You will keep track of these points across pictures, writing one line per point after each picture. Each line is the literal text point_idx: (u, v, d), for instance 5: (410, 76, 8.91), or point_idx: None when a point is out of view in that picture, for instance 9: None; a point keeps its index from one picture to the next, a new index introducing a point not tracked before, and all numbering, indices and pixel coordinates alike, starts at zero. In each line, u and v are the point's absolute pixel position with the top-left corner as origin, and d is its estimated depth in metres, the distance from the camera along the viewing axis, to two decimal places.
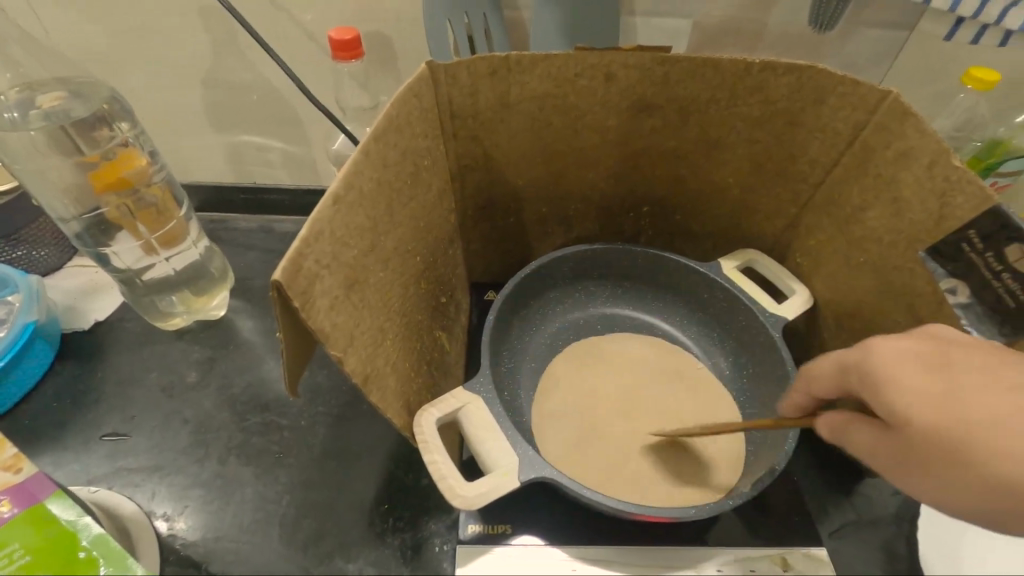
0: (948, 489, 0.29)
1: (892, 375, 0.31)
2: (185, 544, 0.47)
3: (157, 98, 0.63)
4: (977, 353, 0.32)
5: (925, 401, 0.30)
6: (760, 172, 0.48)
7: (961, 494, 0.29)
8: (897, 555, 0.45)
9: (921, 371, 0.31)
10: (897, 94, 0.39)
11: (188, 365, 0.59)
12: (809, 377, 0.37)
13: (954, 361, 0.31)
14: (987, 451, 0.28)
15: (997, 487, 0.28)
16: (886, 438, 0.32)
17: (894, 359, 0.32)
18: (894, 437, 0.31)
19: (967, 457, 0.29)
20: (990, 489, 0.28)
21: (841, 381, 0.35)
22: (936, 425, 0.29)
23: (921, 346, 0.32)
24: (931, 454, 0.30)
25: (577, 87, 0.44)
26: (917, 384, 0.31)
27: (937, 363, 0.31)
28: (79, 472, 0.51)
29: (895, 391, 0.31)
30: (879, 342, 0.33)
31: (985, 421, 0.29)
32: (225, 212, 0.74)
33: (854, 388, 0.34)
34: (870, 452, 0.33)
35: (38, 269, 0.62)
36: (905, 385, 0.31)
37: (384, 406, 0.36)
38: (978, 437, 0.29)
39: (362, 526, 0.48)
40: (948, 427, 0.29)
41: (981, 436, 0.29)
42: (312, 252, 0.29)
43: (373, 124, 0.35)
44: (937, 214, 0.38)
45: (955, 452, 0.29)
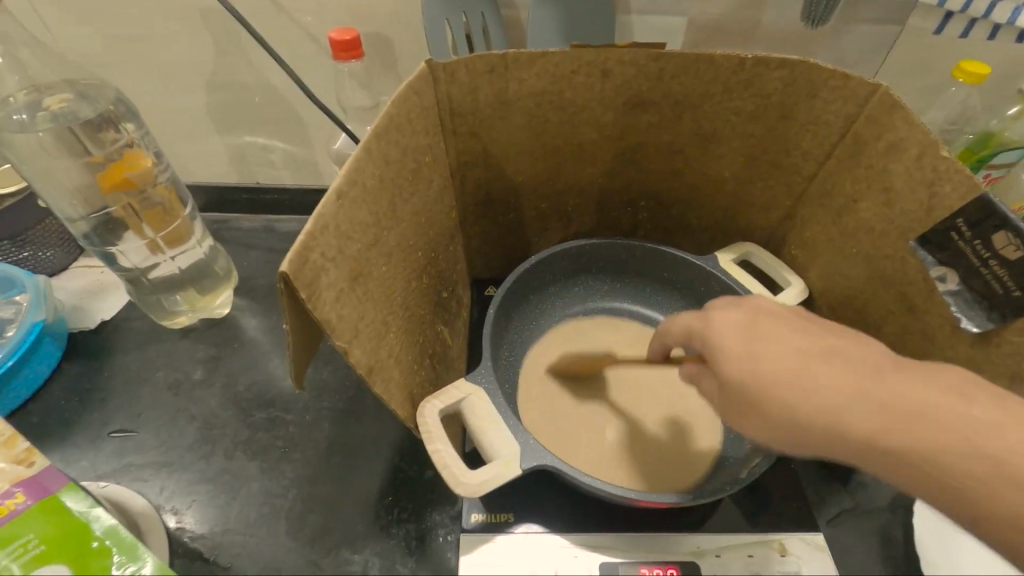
0: (801, 438, 0.32)
1: (742, 347, 0.35)
2: (193, 537, 0.48)
3: (160, 100, 0.64)
4: (782, 319, 0.36)
5: (777, 363, 0.33)
6: (754, 165, 0.49)
7: (809, 443, 0.32)
8: (894, 542, 0.45)
9: (759, 332, 0.35)
10: (887, 87, 0.40)
11: (193, 362, 0.59)
12: (674, 336, 0.41)
13: (776, 327, 0.35)
14: (850, 437, 0.31)
15: (829, 438, 0.31)
16: (724, 395, 0.35)
17: (748, 319, 0.36)
18: (727, 393, 0.35)
19: (778, 409, 0.32)
20: (830, 442, 0.31)
21: (689, 337, 0.40)
22: (790, 389, 0.32)
23: (742, 313, 0.37)
24: (777, 419, 0.33)
25: (574, 84, 0.44)
26: (772, 354, 0.34)
27: (762, 331, 0.35)
28: (88, 468, 0.51)
29: (722, 358, 0.35)
30: (716, 312, 0.38)
31: (813, 376, 0.32)
32: (227, 213, 0.74)
33: (696, 346, 0.39)
34: (750, 425, 0.34)
35: (45, 269, 0.63)
36: (764, 354, 0.34)
37: (387, 397, 0.37)
38: (808, 386, 0.32)
39: (367, 517, 0.49)
40: (778, 396, 0.33)
41: (793, 390, 0.32)
42: (317, 245, 0.30)
43: (374, 122, 0.36)
44: (927, 204, 0.39)
45: (792, 413, 0.32)
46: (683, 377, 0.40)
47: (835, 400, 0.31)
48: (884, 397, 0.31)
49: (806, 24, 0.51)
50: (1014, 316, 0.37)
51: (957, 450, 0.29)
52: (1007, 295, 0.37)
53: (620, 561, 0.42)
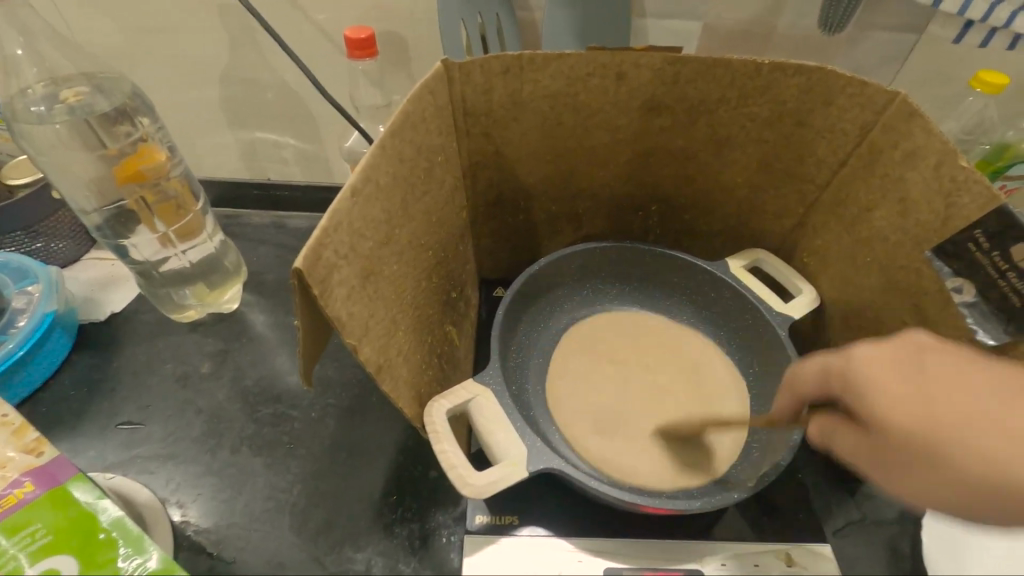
0: (925, 486, 0.30)
1: (876, 377, 0.32)
2: (197, 531, 0.48)
3: (174, 94, 0.64)
4: (910, 359, 0.32)
5: (904, 397, 0.31)
6: (768, 172, 0.49)
7: (923, 488, 0.30)
8: (901, 554, 0.45)
9: (926, 373, 0.31)
10: (905, 95, 0.39)
11: (201, 356, 0.60)
12: (803, 385, 0.37)
13: (929, 362, 0.32)
14: (972, 462, 0.29)
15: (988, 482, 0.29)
16: (864, 444, 0.33)
17: (882, 350, 0.33)
18: (874, 438, 0.32)
19: (942, 452, 0.30)
20: (957, 478, 0.29)
21: (825, 380, 0.35)
22: (941, 426, 0.30)
23: (885, 348, 0.33)
24: (898, 452, 0.31)
25: (589, 86, 0.44)
26: (899, 390, 0.31)
27: (918, 364, 0.32)
28: (95, 459, 0.52)
29: (871, 398, 0.32)
30: (857, 347, 0.34)
31: (973, 404, 0.30)
32: (237, 208, 0.75)
33: (836, 393, 0.35)
34: (855, 455, 0.34)
35: (57, 260, 0.64)
36: (885, 385, 0.32)
37: (395, 395, 0.37)
38: (953, 438, 0.30)
39: (371, 515, 0.49)
40: (917, 434, 0.30)
41: (939, 432, 0.30)
42: (331, 242, 0.30)
43: (390, 120, 0.36)
44: (943, 214, 0.39)
45: (951, 450, 0.29)
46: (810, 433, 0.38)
47: (994, 434, 0.29)
48: (1019, 426, 0.30)
49: (824, 31, 0.50)
50: None
51: (998, 472, 0.29)
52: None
53: (623, 566, 0.42)
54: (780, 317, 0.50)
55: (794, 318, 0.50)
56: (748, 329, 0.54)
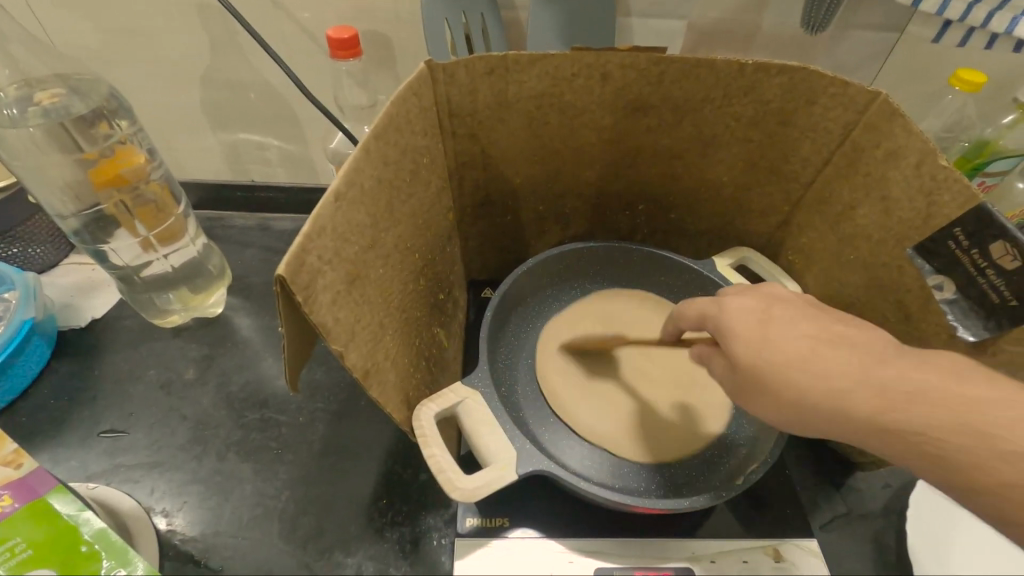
0: (795, 414, 0.33)
1: (732, 321, 0.36)
2: (184, 540, 0.47)
3: (154, 96, 0.63)
4: (796, 312, 0.36)
5: (819, 361, 0.33)
6: (753, 170, 0.49)
7: (782, 417, 0.34)
8: (887, 547, 0.46)
9: (767, 320, 0.35)
10: (886, 95, 0.40)
11: (186, 362, 0.59)
12: (687, 320, 0.42)
13: (798, 316, 0.36)
14: (854, 411, 0.32)
15: (838, 427, 0.33)
16: (732, 376, 0.36)
17: (735, 302, 0.37)
18: (737, 376, 0.36)
19: (774, 386, 0.34)
20: (841, 423, 0.33)
21: (701, 325, 0.40)
22: (772, 361, 0.34)
23: (757, 302, 0.37)
24: (748, 384, 0.35)
25: (574, 87, 0.44)
26: (794, 350, 0.34)
27: (770, 314, 0.36)
28: (78, 468, 0.51)
29: (733, 339, 0.36)
30: (728, 296, 0.38)
31: (810, 346, 0.34)
32: (221, 210, 0.73)
33: (709, 331, 0.39)
34: (722, 381, 0.37)
35: (34, 266, 0.63)
36: (740, 335, 0.36)
37: (383, 400, 0.37)
38: (852, 389, 0.33)
39: (361, 520, 0.49)
40: (797, 378, 0.33)
41: (792, 366, 0.33)
42: (314, 247, 0.29)
43: (373, 122, 0.36)
44: (924, 213, 0.39)
45: (778, 382, 0.33)
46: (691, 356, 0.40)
47: (854, 377, 0.33)
48: (855, 370, 0.33)
49: (807, 31, 0.50)
50: (1012, 325, 0.36)
51: (954, 440, 0.31)
52: (1004, 305, 0.36)
53: (614, 566, 0.42)
54: None
55: None
56: None
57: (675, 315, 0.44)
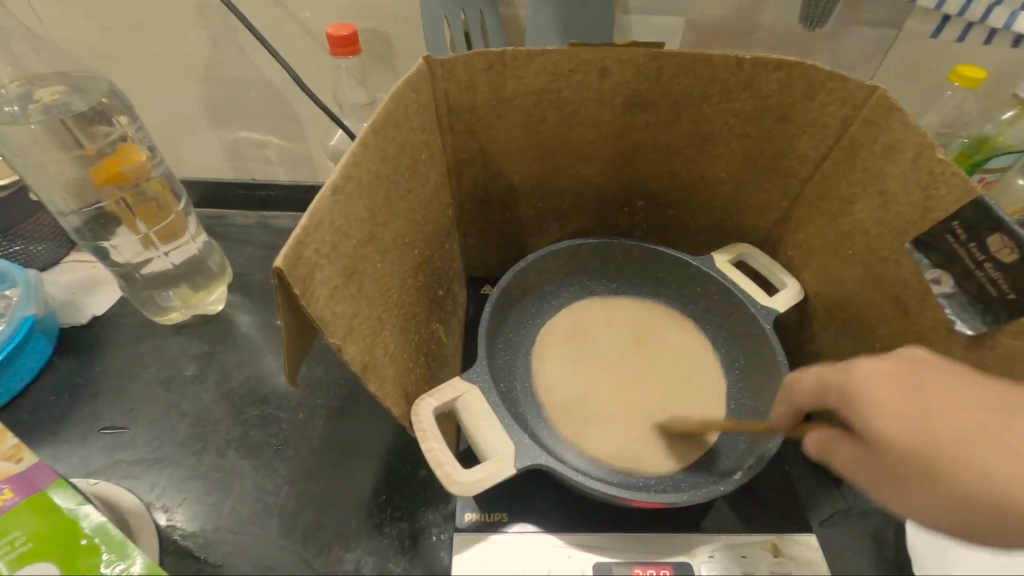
0: (964, 506, 0.30)
1: (872, 400, 0.33)
2: (184, 535, 0.48)
3: (154, 94, 0.63)
4: (924, 376, 0.34)
5: (951, 409, 0.32)
6: (752, 166, 0.49)
7: (944, 515, 0.31)
8: (886, 543, 0.46)
9: (928, 393, 0.33)
10: (885, 89, 0.40)
11: (186, 359, 0.59)
12: (801, 393, 0.37)
13: (952, 385, 0.33)
14: (979, 485, 0.30)
15: (974, 506, 0.30)
16: (874, 465, 0.33)
17: (878, 373, 0.34)
18: (874, 455, 0.32)
19: (951, 480, 0.31)
20: (979, 507, 0.30)
21: (822, 396, 0.36)
22: (933, 441, 0.31)
23: (886, 367, 0.34)
24: (916, 472, 0.31)
25: (571, 83, 0.44)
26: (896, 406, 0.32)
27: (914, 381, 0.33)
28: (79, 464, 0.51)
29: (876, 417, 0.32)
30: (859, 362, 0.34)
31: (948, 424, 0.32)
32: (222, 208, 0.74)
33: (832, 404, 0.35)
34: (854, 472, 0.34)
35: (36, 264, 0.63)
36: (879, 417, 0.32)
37: (382, 394, 0.37)
38: (981, 458, 0.31)
39: (360, 515, 0.49)
40: (916, 446, 0.31)
41: (964, 455, 0.31)
42: (312, 241, 0.30)
43: (371, 117, 0.36)
44: (922, 207, 0.39)
45: (960, 475, 0.31)
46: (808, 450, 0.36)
47: (977, 443, 0.31)
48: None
49: (804, 27, 0.51)
50: (1008, 318, 0.36)
51: None
52: (1003, 299, 0.36)
53: (613, 561, 0.42)
54: (764, 308, 0.51)
55: (778, 311, 0.51)
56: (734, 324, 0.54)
57: (783, 383, 0.39)
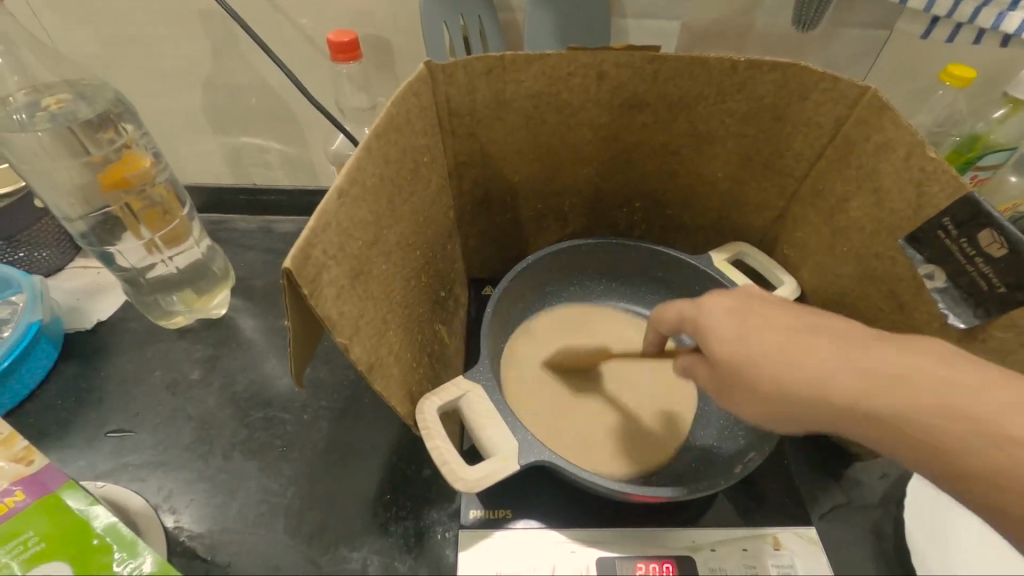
0: (767, 407, 0.34)
1: (712, 326, 0.37)
2: (191, 536, 0.48)
3: (156, 102, 0.64)
4: (750, 307, 0.36)
5: (769, 335, 0.35)
6: (747, 166, 0.50)
7: (763, 409, 0.34)
8: (885, 535, 0.46)
9: (748, 318, 0.36)
10: (876, 89, 0.40)
11: (190, 362, 0.60)
12: (667, 323, 0.42)
13: (782, 321, 0.35)
14: (767, 381, 0.33)
15: (788, 401, 0.33)
16: (715, 373, 0.37)
17: (719, 302, 0.37)
18: (718, 373, 0.37)
19: (757, 382, 0.34)
20: (790, 401, 0.33)
21: (681, 325, 0.41)
22: (800, 359, 0.33)
23: (733, 302, 0.37)
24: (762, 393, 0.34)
25: (569, 86, 0.45)
26: (727, 333, 0.36)
27: (748, 313, 0.36)
28: (85, 468, 0.52)
29: (711, 338, 0.36)
30: (706, 298, 0.38)
31: (784, 358, 0.33)
32: (223, 213, 0.74)
33: (688, 334, 0.40)
34: (710, 386, 0.38)
35: (40, 271, 0.64)
36: (717, 333, 0.36)
37: (387, 393, 0.38)
38: (761, 368, 0.34)
39: (366, 515, 0.49)
40: (738, 360, 0.35)
41: (762, 360, 0.34)
42: (320, 242, 0.30)
43: (375, 122, 0.37)
44: (915, 204, 0.40)
45: (759, 378, 0.34)
46: (679, 371, 0.42)
47: (846, 370, 0.32)
48: (854, 370, 0.32)
49: (796, 29, 0.51)
50: (999, 312, 0.37)
51: (824, 394, 0.32)
52: (993, 292, 0.37)
53: (617, 557, 0.42)
54: None
55: None
56: None
57: (654, 318, 0.44)
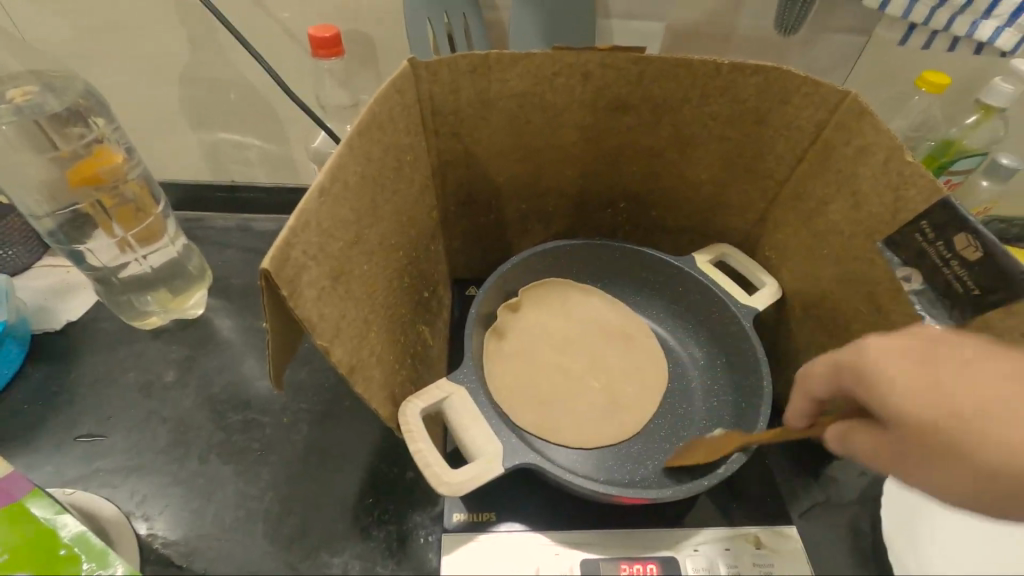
0: (977, 488, 0.30)
1: (879, 369, 0.33)
2: (165, 544, 0.47)
3: (130, 96, 0.62)
4: (908, 359, 0.33)
5: (970, 388, 0.31)
6: (730, 168, 0.50)
7: (960, 488, 0.31)
8: (863, 533, 0.47)
9: (927, 364, 0.32)
10: (856, 94, 0.41)
11: (165, 364, 0.58)
12: (818, 378, 0.38)
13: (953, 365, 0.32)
14: (983, 449, 0.30)
15: (1007, 475, 0.29)
16: (886, 443, 0.33)
17: (885, 350, 0.34)
18: (890, 436, 0.33)
19: (951, 444, 0.30)
20: (1010, 475, 0.29)
21: (835, 379, 0.37)
22: (980, 413, 0.30)
23: (903, 344, 0.34)
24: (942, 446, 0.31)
25: (554, 86, 0.45)
26: (906, 382, 0.32)
27: (931, 358, 0.33)
28: (54, 474, 0.50)
29: (885, 391, 0.33)
30: (870, 341, 0.35)
31: (973, 402, 0.30)
32: (201, 211, 0.73)
33: (847, 386, 0.36)
34: (871, 455, 0.34)
35: (6, 269, 0.61)
36: (892, 386, 0.33)
37: (369, 396, 0.37)
38: (892, 393, 0.32)
39: (347, 519, 0.48)
40: (927, 420, 0.31)
41: (958, 419, 0.30)
42: (299, 242, 0.29)
43: (357, 119, 0.36)
44: (892, 208, 0.40)
45: (953, 441, 0.30)
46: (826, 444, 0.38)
47: (1015, 416, 0.30)
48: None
49: (779, 32, 0.52)
50: (974, 314, 0.38)
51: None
52: (969, 295, 0.38)
53: (599, 558, 0.43)
54: (744, 308, 0.52)
55: (757, 309, 0.52)
56: (715, 322, 0.55)
57: (797, 379, 0.40)
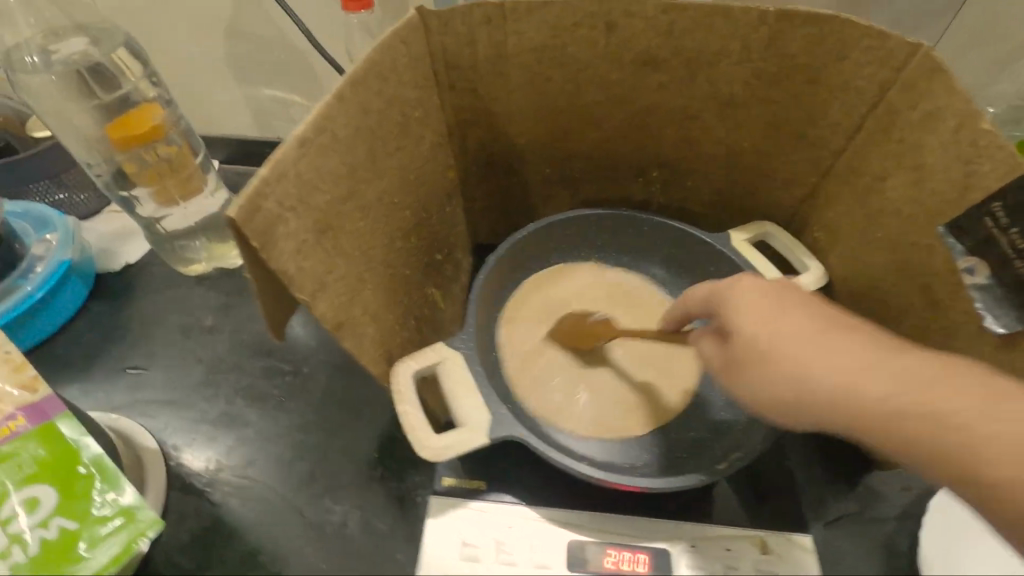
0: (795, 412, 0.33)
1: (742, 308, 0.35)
2: (190, 473, 0.51)
3: (181, 53, 0.65)
4: (766, 301, 0.35)
5: (795, 346, 0.33)
6: (777, 137, 0.45)
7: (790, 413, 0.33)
8: (896, 554, 0.43)
9: (782, 309, 0.34)
10: (930, 47, 0.34)
11: (205, 309, 0.62)
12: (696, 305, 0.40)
13: (788, 311, 0.34)
14: (808, 380, 0.32)
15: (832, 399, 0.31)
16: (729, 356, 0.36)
17: (783, 291, 0.35)
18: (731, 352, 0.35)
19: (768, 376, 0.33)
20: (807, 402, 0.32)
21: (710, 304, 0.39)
22: (815, 370, 0.32)
23: (770, 284, 0.36)
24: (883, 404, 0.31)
25: (577, 38, 0.41)
26: (755, 320, 0.34)
27: (777, 298, 0.35)
28: (104, 400, 0.55)
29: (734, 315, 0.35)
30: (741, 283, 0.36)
31: (807, 349, 0.32)
32: (247, 165, 0.75)
33: (713, 312, 0.38)
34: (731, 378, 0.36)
35: (77, 212, 0.67)
36: (747, 313, 0.34)
37: (358, 353, 0.37)
38: (786, 361, 0.32)
39: (353, 471, 0.50)
40: (757, 347, 0.33)
41: (800, 362, 0.32)
42: (275, 192, 0.29)
43: (353, 68, 0.34)
44: (960, 185, 0.34)
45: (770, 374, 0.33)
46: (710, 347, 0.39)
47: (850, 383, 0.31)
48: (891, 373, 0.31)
49: None
50: None
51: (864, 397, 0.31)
52: None
53: (588, 540, 0.41)
54: None
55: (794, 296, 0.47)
56: None
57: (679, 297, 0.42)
